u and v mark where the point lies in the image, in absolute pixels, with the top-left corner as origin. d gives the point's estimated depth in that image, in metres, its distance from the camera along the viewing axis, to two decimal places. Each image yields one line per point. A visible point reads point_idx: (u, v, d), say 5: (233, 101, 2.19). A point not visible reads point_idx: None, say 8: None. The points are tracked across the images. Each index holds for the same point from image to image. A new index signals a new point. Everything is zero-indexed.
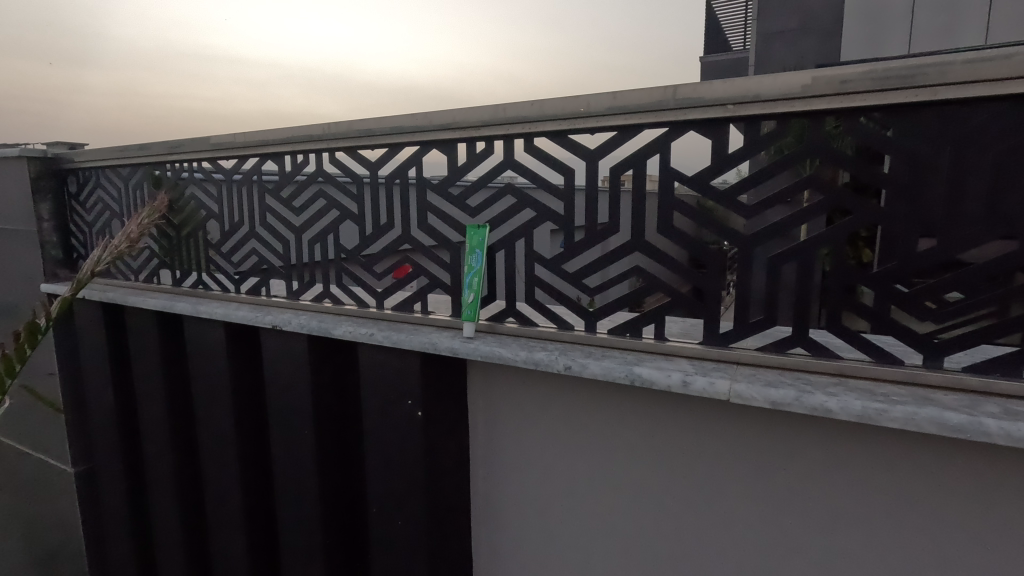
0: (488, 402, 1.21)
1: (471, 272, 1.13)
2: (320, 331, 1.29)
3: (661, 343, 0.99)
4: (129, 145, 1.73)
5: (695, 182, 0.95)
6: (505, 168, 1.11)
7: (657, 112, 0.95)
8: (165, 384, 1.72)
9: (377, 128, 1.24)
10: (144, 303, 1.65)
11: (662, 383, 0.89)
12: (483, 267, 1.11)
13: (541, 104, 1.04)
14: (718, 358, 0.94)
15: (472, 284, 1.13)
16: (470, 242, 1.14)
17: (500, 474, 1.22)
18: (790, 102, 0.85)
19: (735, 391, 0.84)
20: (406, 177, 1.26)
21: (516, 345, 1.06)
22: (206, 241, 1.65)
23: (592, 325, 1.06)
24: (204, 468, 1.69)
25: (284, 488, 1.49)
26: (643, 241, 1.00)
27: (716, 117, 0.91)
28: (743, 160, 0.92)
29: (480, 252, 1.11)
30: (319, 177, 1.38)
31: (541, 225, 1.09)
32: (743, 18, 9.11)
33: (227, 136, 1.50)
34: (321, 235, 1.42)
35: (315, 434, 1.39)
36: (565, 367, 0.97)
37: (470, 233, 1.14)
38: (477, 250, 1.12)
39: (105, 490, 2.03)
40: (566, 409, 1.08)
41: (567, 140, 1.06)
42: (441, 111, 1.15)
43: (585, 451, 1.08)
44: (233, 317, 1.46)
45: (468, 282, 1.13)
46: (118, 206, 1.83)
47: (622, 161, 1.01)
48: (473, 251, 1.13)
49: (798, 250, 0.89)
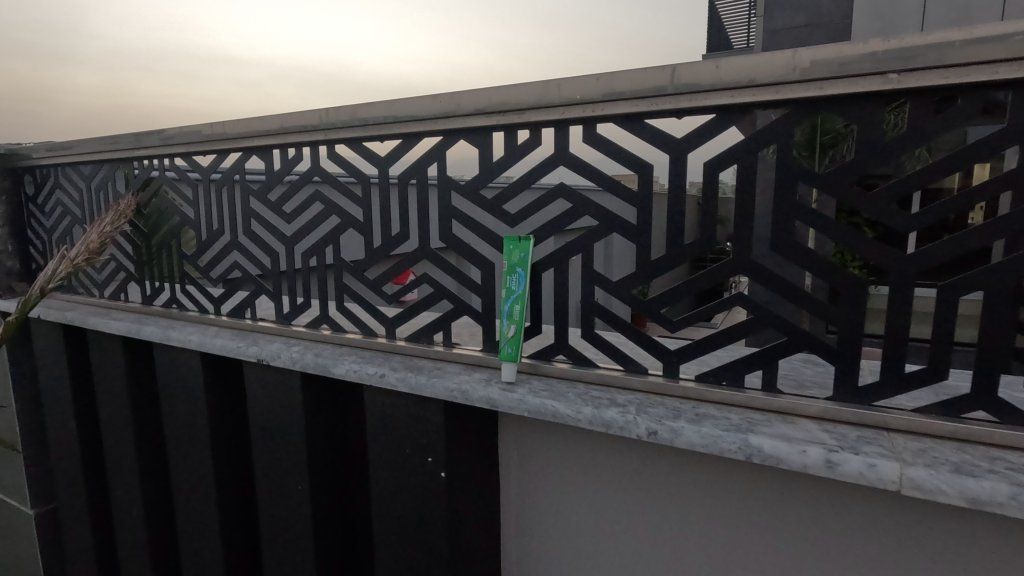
0: (528, 459, 0.95)
1: (510, 297, 0.87)
2: (316, 368, 1.03)
3: (774, 398, 0.74)
4: (90, 139, 1.46)
5: (829, 183, 0.68)
6: (557, 164, 0.85)
7: (778, 86, 0.68)
8: (133, 418, 1.46)
9: (386, 114, 0.98)
10: (105, 325, 1.39)
11: (794, 463, 0.64)
12: (526, 292, 0.85)
13: (610, 78, 0.77)
14: (859, 421, 0.69)
15: (513, 312, 0.87)
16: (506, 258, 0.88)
17: (543, 548, 0.97)
18: (992, 67, 0.58)
19: (909, 479, 0.59)
20: (425, 176, 1.00)
21: (574, 397, 0.80)
22: (180, 251, 1.39)
23: (674, 369, 0.81)
24: (178, 519, 1.42)
25: (273, 549, 1.24)
26: (749, 261, 0.75)
27: (868, 91, 0.64)
28: (906, 151, 0.64)
29: (523, 270, 0.86)
30: (315, 176, 1.12)
31: (605, 238, 0.84)
32: (746, 17, 8.88)
33: (202, 126, 1.23)
34: (317, 247, 1.16)
35: (311, 489, 1.13)
36: (648, 432, 0.72)
37: (507, 247, 0.89)
38: (517, 269, 0.87)
39: (68, 536, 1.76)
40: (635, 478, 0.84)
41: (644, 127, 0.80)
42: (471, 91, 0.88)
43: (663, 532, 0.82)
44: (209, 347, 1.19)
45: (507, 311, 0.88)
46: (81, 209, 1.56)
47: (720, 155, 0.75)
48: (512, 271, 0.87)
49: (986, 276, 0.63)
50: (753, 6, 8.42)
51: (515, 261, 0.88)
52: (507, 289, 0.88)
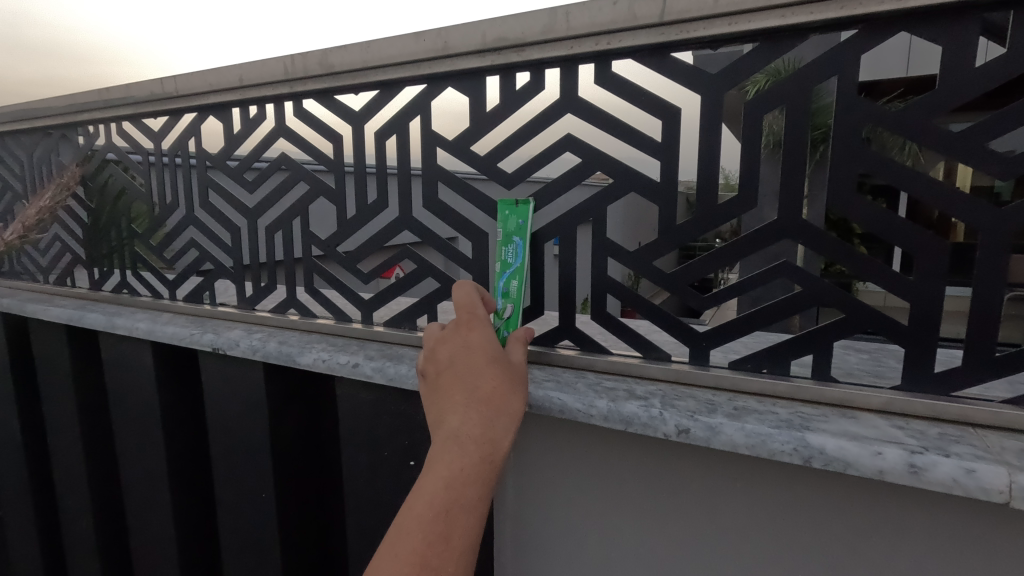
0: (525, 464, 0.81)
1: (506, 271, 0.75)
2: (280, 358, 0.89)
3: (829, 388, 0.61)
4: (28, 103, 1.29)
5: (902, 121, 0.56)
6: (565, 112, 0.72)
7: (842, 2, 0.55)
8: (81, 417, 1.30)
9: (361, 59, 0.83)
10: (45, 312, 1.22)
11: (866, 468, 0.51)
12: (526, 266, 0.73)
13: (631, 1, 0.63)
14: (937, 415, 0.57)
15: (508, 290, 0.75)
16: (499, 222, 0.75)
17: (544, 567, 0.83)
18: None
19: (1020, 488, 0.46)
20: (408, 134, 0.86)
21: (584, 388, 0.67)
22: (129, 229, 1.23)
23: (703, 355, 0.68)
24: (131, 530, 1.27)
25: (235, 564, 1.09)
26: (801, 222, 0.61)
27: (960, 4, 0.52)
28: (1004, 79, 0.52)
29: (520, 240, 0.73)
30: (281, 136, 0.97)
31: (621, 199, 0.71)
32: None
33: (152, 82, 1.07)
34: (284, 220, 1.01)
35: (276, 497, 0.99)
36: (679, 429, 0.59)
37: (500, 209, 0.75)
38: (513, 238, 0.74)
39: (14, 549, 1.59)
40: (657, 488, 0.70)
41: (670, 63, 0.66)
42: (463, 26, 0.74)
43: (690, 548, 0.70)
44: (160, 336, 1.04)
45: (501, 286, 0.75)
46: (21, 183, 1.39)
47: (762, 94, 0.62)
48: (509, 241, 0.74)
49: None
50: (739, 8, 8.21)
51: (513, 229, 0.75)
52: (501, 260, 0.75)
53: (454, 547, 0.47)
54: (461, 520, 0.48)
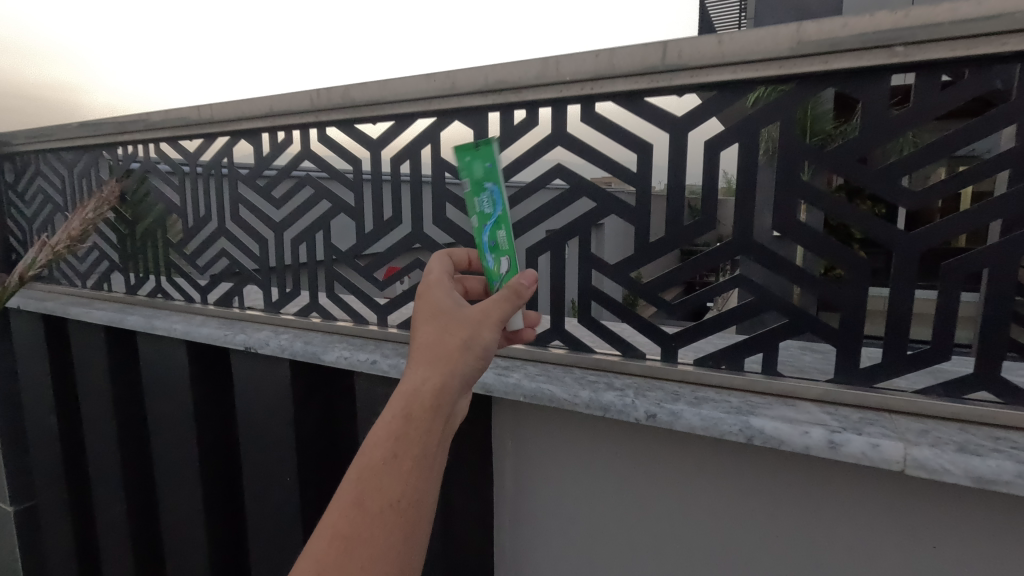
0: (522, 449, 0.93)
1: (488, 223, 0.71)
2: (306, 355, 1.01)
3: (776, 381, 0.73)
4: (71, 124, 1.42)
5: (832, 159, 0.67)
6: (555, 144, 0.84)
7: (780, 62, 0.66)
8: (118, 410, 1.42)
9: (379, 94, 0.95)
10: (87, 314, 1.35)
11: (797, 445, 0.63)
12: (509, 212, 0.70)
13: (610, 54, 0.75)
14: (862, 404, 0.68)
15: (498, 242, 0.72)
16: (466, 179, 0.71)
17: (538, 540, 0.94)
18: (999, 40, 0.58)
19: (914, 459, 0.58)
20: (420, 159, 0.98)
21: (571, 382, 0.79)
22: (164, 240, 1.35)
23: (672, 353, 0.80)
24: (163, 514, 1.39)
25: (260, 542, 1.21)
26: (751, 242, 0.74)
27: (875, 66, 0.63)
28: (910, 127, 0.64)
29: (494, 184, 0.69)
30: (306, 159, 1.09)
31: (603, 220, 0.82)
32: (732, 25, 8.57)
33: (189, 108, 1.20)
34: (308, 233, 1.13)
35: (300, 480, 1.11)
36: (647, 415, 0.71)
37: (464, 159, 0.71)
38: (487, 183, 0.69)
39: (49, 534, 1.71)
40: (635, 469, 0.82)
41: (643, 105, 0.78)
42: (468, 70, 0.86)
43: (663, 519, 0.81)
44: (195, 336, 1.16)
45: (489, 241, 0.72)
46: (62, 196, 1.52)
47: (720, 133, 0.74)
48: (481, 189, 0.70)
49: (993, 255, 0.62)
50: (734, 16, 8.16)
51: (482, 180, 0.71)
52: (478, 216, 0.72)
53: (367, 509, 0.48)
54: (378, 486, 0.48)
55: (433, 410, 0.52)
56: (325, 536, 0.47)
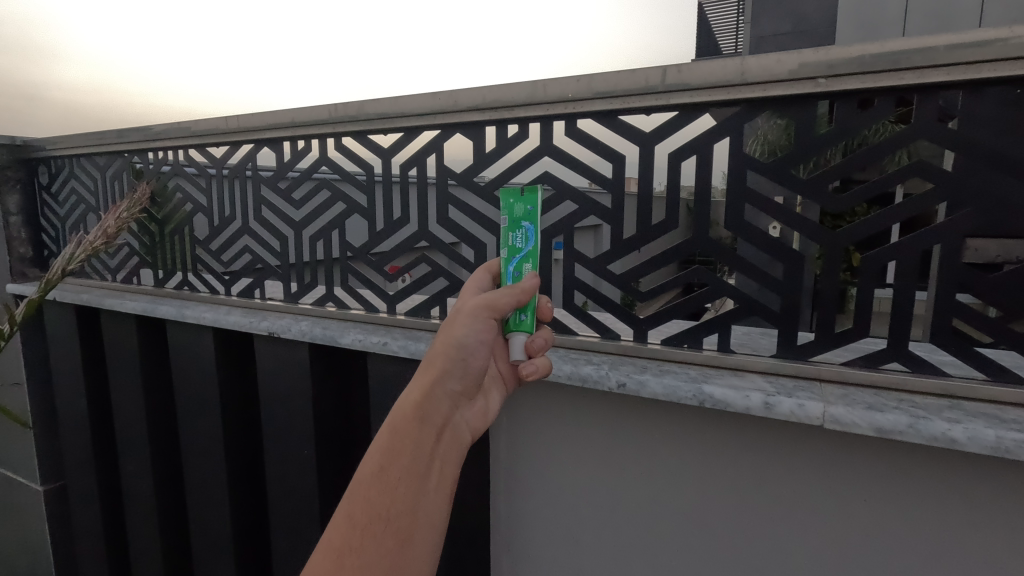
0: (513, 421, 1.06)
1: (517, 255, 0.80)
2: (324, 339, 1.14)
3: (728, 356, 0.86)
4: (106, 131, 1.55)
5: (774, 169, 0.82)
6: (542, 155, 0.97)
7: (728, 88, 0.81)
8: (147, 393, 1.55)
9: (390, 109, 1.09)
10: (121, 305, 1.48)
11: (739, 406, 0.76)
12: (539, 250, 0.80)
13: (589, 79, 0.89)
14: (797, 374, 0.81)
15: (521, 273, 0.81)
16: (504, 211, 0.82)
17: (526, 502, 1.07)
18: (900, 74, 0.72)
19: (830, 415, 0.71)
20: (426, 166, 1.12)
21: (556, 358, 0.92)
22: (191, 237, 1.49)
23: (643, 334, 0.93)
24: (188, 489, 1.51)
25: (278, 511, 1.33)
26: (708, 239, 0.88)
27: (804, 94, 0.78)
28: (835, 143, 0.78)
29: (531, 224, 0.80)
30: (324, 165, 1.22)
31: (585, 220, 0.96)
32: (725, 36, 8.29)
33: (218, 119, 1.33)
34: (325, 231, 1.26)
35: (317, 452, 1.24)
36: (618, 384, 0.84)
37: (506, 202, 0.83)
38: (524, 224, 0.81)
39: (77, 512, 1.84)
40: (609, 438, 0.94)
41: (617, 122, 0.92)
42: (469, 90, 0.99)
43: (631, 482, 0.93)
44: (223, 323, 1.29)
45: (513, 271, 0.81)
46: (95, 198, 1.66)
47: (682, 146, 0.88)
48: (519, 226, 0.81)
49: (900, 249, 0.77)
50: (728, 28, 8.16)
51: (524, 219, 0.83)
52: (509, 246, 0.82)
53: (361, 517, 0.59)
54: (372, 494, 0.60)
55: (415, 420, 0.65)
56: (326, 546, 0.58)
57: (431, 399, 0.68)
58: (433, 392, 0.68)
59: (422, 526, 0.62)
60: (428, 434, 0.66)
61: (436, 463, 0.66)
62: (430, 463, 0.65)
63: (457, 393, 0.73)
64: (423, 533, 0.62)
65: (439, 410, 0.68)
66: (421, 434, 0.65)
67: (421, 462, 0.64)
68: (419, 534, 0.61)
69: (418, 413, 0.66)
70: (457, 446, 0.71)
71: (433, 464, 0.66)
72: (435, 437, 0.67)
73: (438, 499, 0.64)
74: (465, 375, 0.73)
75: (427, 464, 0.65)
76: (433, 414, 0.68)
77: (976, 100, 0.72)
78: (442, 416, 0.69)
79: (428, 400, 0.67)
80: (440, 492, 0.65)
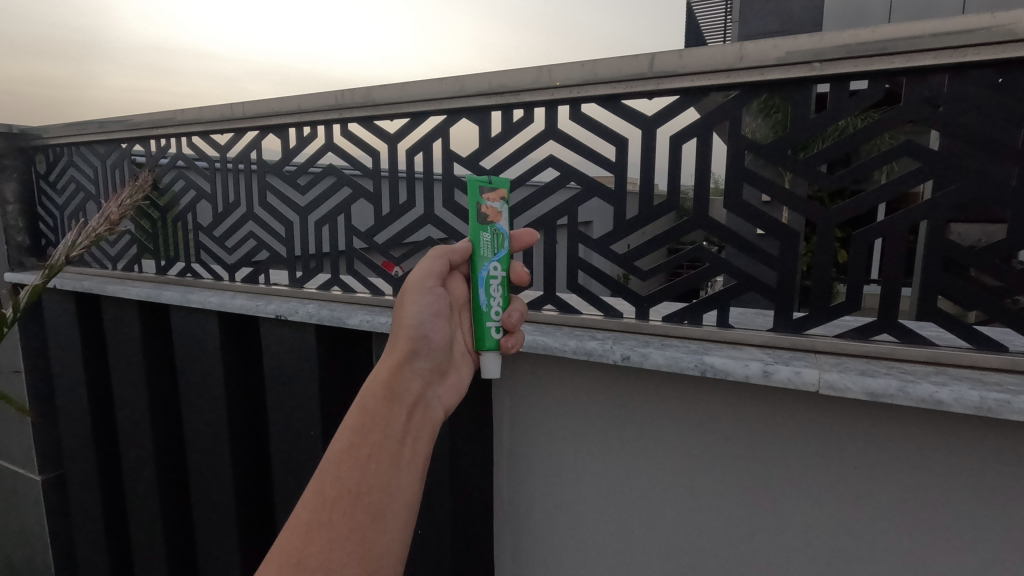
0: (516, 399, 1.09)
1: (494, 258, 0.86)
2: (331, 320, 1.16)
3: (728, 331, 0.89)
4: (107, 119, 1.56)
5: (771, 152, 0.86)
6: (547, 139, 1.01)
7: (727, 72, 0.85)
8: (150, 379, 1.56)
9: (397, 95, 1.11)
10: (123, 291, 1.49)
11: (738, 374, 0.79)
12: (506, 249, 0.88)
13: (593, 64, 0.92)
14: (793, 346, 0.85)
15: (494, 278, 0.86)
16: (504, 212, 0.88)
17: (529, 477, 1.10)
18: (889, 58, 0.76)
19: (825, 381, 0.74)
20: (431, 151, 1.14)
21: (562, 335, 0.95)
22: (193, 224, 1.50)
23: (644, 312, 0.96)
24: (191, 473, 1.53)
25: (284, 491, 1.35)
26: (707, 218, 0.92)
27: (801, 77, 0.82)
28: (827, 126, 0.82)
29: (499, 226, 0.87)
30: (329, 151, 1.24)
31: (588, 201, 0.99)
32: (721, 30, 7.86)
33: (223, 105, 1.35)
34: (330, 217, 1.28)
35: (322, 432, 1.26)
36: (623, 357, 0.87)
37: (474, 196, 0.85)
38: (489, 224, 0.86)
39: (76, 500, 1.84)
40: (609, 413, 0.98)
41: (620, 106, 0.96)
42: (476, 75, 1.02)
43: (632, 452, 0.97)
44: (228, 307, 1.31)
45: (486, 274, 0.86)
46: (95, 186, 1.66)
47: (683, 130, 0.92)
48: (489, 227, 0.86)
49: (891, 225, 0.80)
50: (711, 29, 8.18)
51: (482, 219, 0.86)
52: (495, 248, 0.86)
53: (331, 491, 0.61)
54: (343, 469, 0.62)
55: (386, 397, 0.71)
56: (294, 522, 0.58)
57: (399, 378, 0.74)
58: (399, 371, 0.75)
59: (393, 504, 0.64)
60: (398, 412, 0.71)
61: (408, 440, 0.70)
62: (402, 443, 0.69)
63: (425, 371, 0.80)
64: (394, 512, 0.63)
65: (407, 388, 0.74)
66: (393, 411, 0.70)
67: (394, 439, 0.68)
68: (389, 512, 0.63)
69: (388, 393, 0.71)
70: (428, 426, 0.76)
71: (406, 442, 0.70)
72: (406, 415, 0.72)
73: (409, 475, 0.67)
74: (428, 354, 0.82)
75: (398, 443, 0.68)
76: (403, 393, 0.73)
77: (962, 84, 0.76)
78: (413, 395, 0.75)
79: (397, 379, 0.73)
80: (410, 473, 0.67)
